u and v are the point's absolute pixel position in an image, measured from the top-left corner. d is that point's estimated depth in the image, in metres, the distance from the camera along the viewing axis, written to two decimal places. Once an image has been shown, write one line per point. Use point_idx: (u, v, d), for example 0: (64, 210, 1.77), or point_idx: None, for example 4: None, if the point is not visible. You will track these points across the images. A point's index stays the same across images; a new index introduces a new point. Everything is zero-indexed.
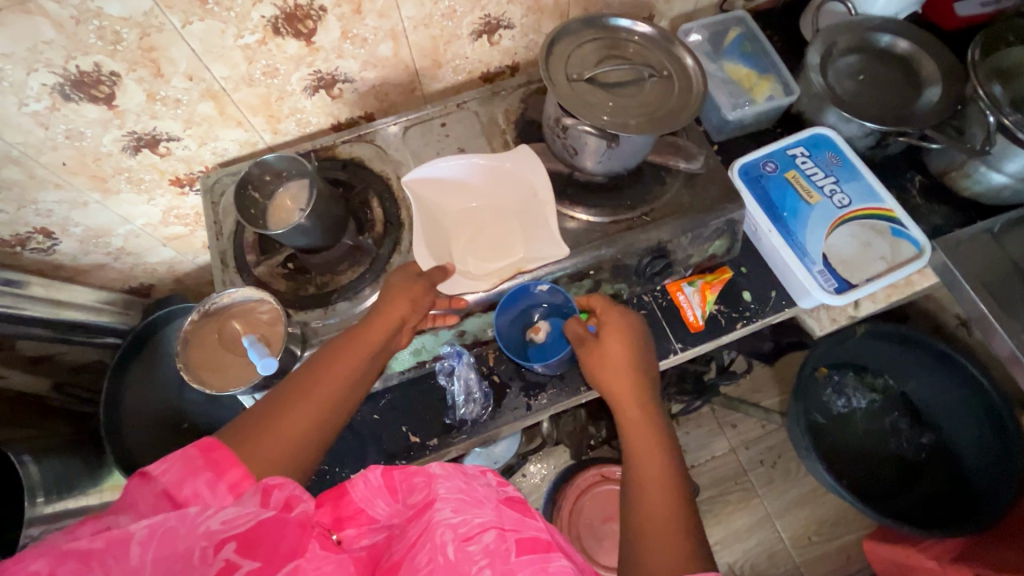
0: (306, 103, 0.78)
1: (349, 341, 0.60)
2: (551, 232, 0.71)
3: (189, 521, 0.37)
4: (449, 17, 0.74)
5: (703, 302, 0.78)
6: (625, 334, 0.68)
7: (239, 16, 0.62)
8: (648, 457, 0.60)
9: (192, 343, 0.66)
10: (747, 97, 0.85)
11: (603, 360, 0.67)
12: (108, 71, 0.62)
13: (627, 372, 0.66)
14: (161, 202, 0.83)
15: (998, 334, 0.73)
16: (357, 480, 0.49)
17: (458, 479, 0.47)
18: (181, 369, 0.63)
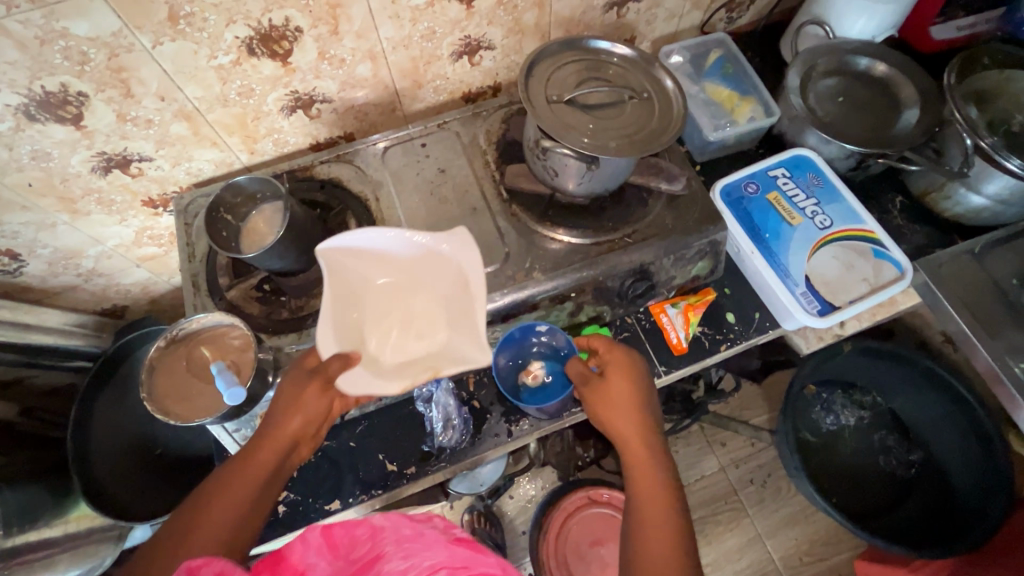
0: (283, 123, 0.76)
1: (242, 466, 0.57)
2: (477, 333, 0.62)
3: None
4: (429, 38, 0.74)
5: (688, 324, 0.77)
6: (628, 371, 0.67)
7: (212, 36, 0.61)
8: (653, 502, 0.58)
9: (158, 371, 0.63)
10: (728, 118, 0.85)
11: (606, 398, 0.65)
12: (75, 91, 0.60)
13: (632, 412, 0.64)
14: (134, 223, 0.81)
15: (979, 352, 0.73)
16: (293, 542, 0.44)
17: (403, 526, 0.46)
18: (145, 400, 0.60)
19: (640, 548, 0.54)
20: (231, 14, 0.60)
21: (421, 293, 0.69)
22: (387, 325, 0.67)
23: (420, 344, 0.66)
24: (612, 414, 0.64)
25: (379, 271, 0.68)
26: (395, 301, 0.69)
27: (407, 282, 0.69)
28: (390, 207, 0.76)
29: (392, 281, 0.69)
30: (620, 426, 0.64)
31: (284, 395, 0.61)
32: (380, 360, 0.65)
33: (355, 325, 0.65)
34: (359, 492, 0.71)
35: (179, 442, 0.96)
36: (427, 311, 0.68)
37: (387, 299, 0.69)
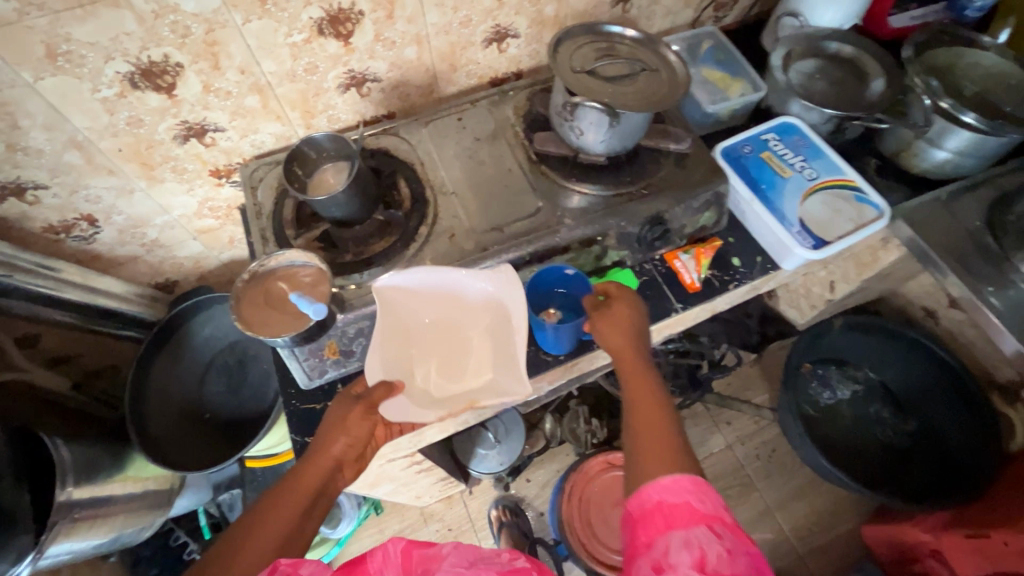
0: (338, 100, 0.87)
1: (282, 498, 0.64)
2: (518, 371, 0.76)
3: None
4: (466, 25, 0.86)
5: (698, 268, 0.88)
6: (631, 301, 0.78)
7: (291, 16, 0.72)
8: (645, 400, 0.70)
9: (242, 301, 0.71)
10: (723, 95, 0.98)
11: (611, 321, 0.76)
12: (174, 62, 0.71)
13: (630, 332, 0.75)
14: (199, 193, 0.90)
15: (951, 278, 0.86)
16: (377, 551, 0.58)
17: (465, 552, 0.56)
18: (235, 322, 0.69)
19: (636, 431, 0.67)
20: None
21: (465, 329, 0.81)
22: (434, 357, 0.79)
23: (461, 375, 0.79)
24: (615, 333, 0.75)
25: (427, 309, 0.79)
26: (443, 335, 0.81)
27: (453, 316, 0.81)
28: (434, 170, 0.86)
29: (439, 317, 0.80)
30: (620, 344, 0.74)
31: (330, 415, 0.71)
32: (428, 390, 0.77)
33: (406, 359, 0.77)
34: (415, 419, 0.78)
35: (226, 406, 1.01)
36: (471, 343, 0.81)
37: (435, 332, 0.81)
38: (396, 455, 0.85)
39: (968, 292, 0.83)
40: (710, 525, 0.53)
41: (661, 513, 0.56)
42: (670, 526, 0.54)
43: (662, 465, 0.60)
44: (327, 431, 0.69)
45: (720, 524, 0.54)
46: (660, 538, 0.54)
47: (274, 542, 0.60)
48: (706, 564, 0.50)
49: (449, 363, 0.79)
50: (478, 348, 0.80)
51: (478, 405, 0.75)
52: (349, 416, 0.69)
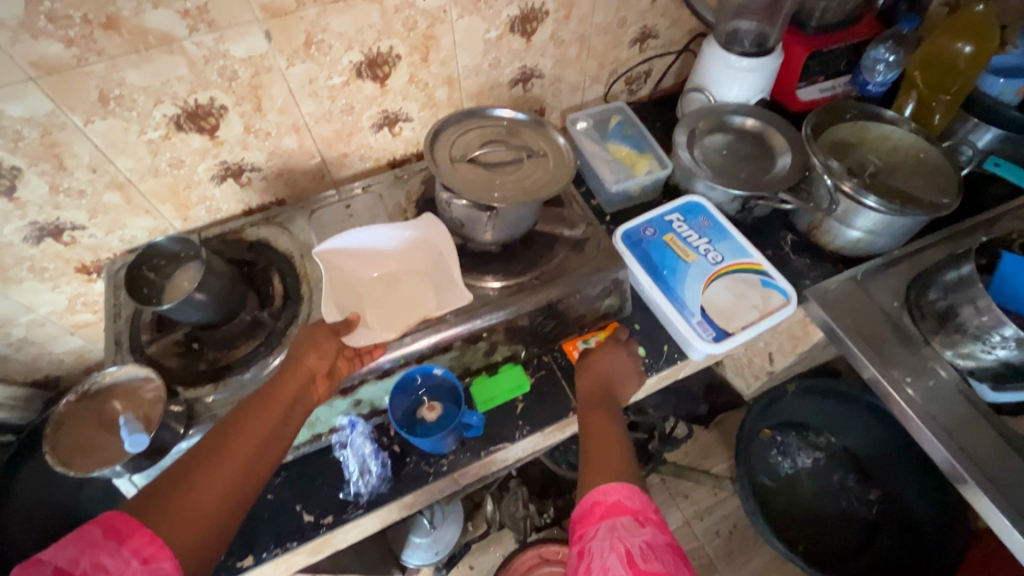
0: (214, 191, 0.83)
1: (264, 404, 0.60)
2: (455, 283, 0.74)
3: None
4: (348, 112, 0.83)
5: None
6: (615, 351, 0.78)
7: (141, 114, 0.69)
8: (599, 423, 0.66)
9: (65, 426, 0.66)
10: (629, 172, 0.94)
11: (588, 366, 0.76)
12: (9, 165, 0.66)
13: (606, 379, 0.74)
14: (67, 289, 0.84)
15: (862, 363, 0.80)
16: None
17: None
18: (46, 453, 0.63)
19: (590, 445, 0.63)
20: (159, 95, 0.68)
21: (416, 275, 0.78)
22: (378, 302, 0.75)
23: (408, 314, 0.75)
24: (590, 378, 0.74)
25: (374, 263, 0.78)
26: (394, 283, 0.77)
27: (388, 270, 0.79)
28: (314, 261, 0.81)
29: (389, 269, 0.78)
30: (590, 382, 0.73)
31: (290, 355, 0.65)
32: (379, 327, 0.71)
33: (356, 303, 0.73)
34: (274, 545, 0.69)
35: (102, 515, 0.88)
36: (413, 284, 0.77)
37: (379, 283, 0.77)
38: None
39: (874, 374, 0.77)
40: (636, 516, 0.52)
41: (594, 507, 0.53)
42: (601, 520, 0.52)
43: (607, 473, 0.56)
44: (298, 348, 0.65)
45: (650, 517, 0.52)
46: (590, 529, 0.52)
47: (251, 448, 0.56)
48: (631, 555, 0.48)
49: (401, 301, 0.75)
50: (428, 287, 0.76)
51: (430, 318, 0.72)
52: (314, 335, 0.66)
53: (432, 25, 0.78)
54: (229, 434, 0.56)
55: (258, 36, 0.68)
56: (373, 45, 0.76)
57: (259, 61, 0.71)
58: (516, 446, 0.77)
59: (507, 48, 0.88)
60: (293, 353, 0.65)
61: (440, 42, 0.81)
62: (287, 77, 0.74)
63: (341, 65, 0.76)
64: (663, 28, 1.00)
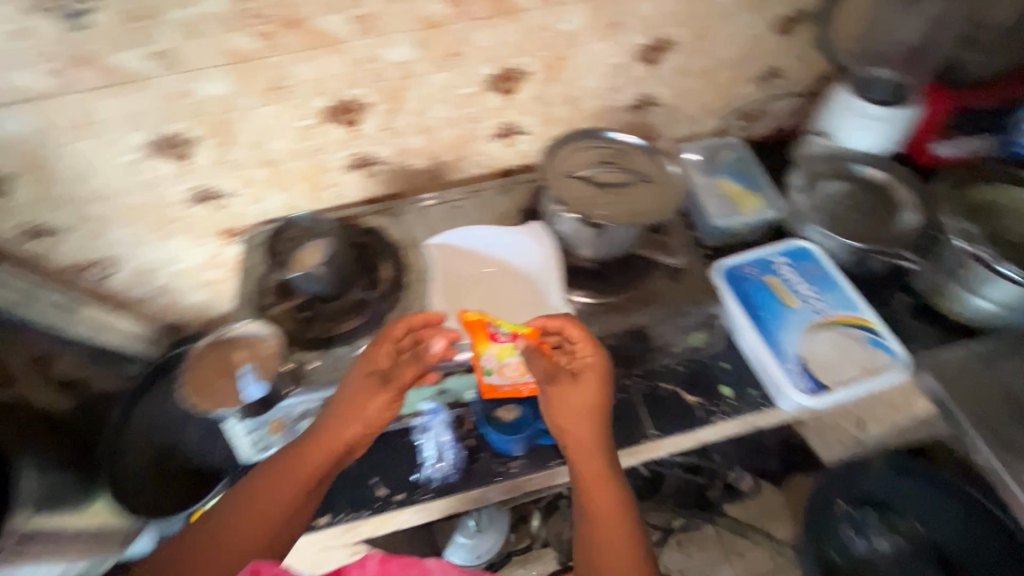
0: (343, 178, 0.91)
1: (304, 455, 0.67)
2: (555, 296, 0.78)
3: None
4: (473, 120, 0.89)
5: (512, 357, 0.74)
6: (590, 367, 0.70)
7: (300, 103, 0.78)
8: (592, 479, 0.67)
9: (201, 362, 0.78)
10: (736, 209, 0.93)
11: (565, 400, 0.69)
12: (190, 136, 0.77)
13: (586, 411, 0.69)
14: (208, 248, 0.96)
15: (980, 450, 0.71)
16: None
17: None
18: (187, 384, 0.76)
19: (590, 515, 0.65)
20: (318, 88, 0.77)
21: (516, 278, 0.81)
22: (480, 300, 0.79)
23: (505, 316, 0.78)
24: (573, 419, 0.69)
25: (479, 261, 0.82)
26: (495, 284, 0.80)
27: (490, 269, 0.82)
28: (421, 254, 0.86)
29: (492, 270, 0.82)
30: (579, 428, 0.69)
31: (344, 398, 0.69)
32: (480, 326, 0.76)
33: (460, 300, 0.79)
34: (348, 511, 0.74)
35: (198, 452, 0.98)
36: (514, 288, 0.80)
37: (482, 282, 0.81)
38: (331, 544, 0.80)
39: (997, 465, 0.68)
40: None
41: None
42: None
43: (614, 560, 0.62)
44: (347, 401, 0.69)
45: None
46: None
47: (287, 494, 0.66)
48: None
49: (500, 301, 0.80)
50: (528, 293, 0.79)
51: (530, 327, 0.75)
52: (364, 388, 0.69)
53: (565, 47, 0.83)
54: (268, 481, 0.66)
55: (409, 44, 0.75)
56: (507, 61, 0.82)
57: (406, 66, 0.78)
58: None
59: (631, 74, 0.90)
60: (345, 407, 0.69)
61: (570, 63, 0.85)
62: (427, 83, 0.81)
63: (475, 76, 0.82)
64: (792, 68, 0.98)
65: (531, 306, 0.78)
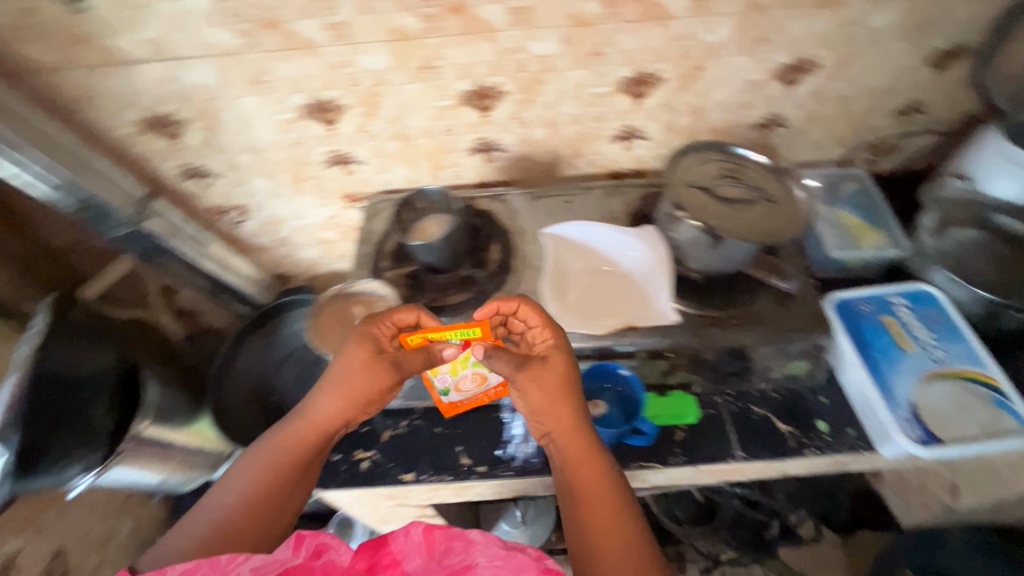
0: (464, 160, 0.95)
1: (288, 440, 0.69)
2: (662, 300, 0.78)
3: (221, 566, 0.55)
4: (597, 119, 0.91)
5: (466, 371, 0.75)
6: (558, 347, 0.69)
7: (444, 84, 0.83)
8: (579, 463, 0.64)
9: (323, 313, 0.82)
10: (855, 242, 0.90)
11: (541, 384, 0.67)
12: (342, 102, 0.84)
13: (563, 394, 0.67)
14: (330, 209, 1.03)
15: None
16: None
17: None
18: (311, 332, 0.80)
19: (578, 501, 0.62)
20: (463, 71, 0.81)
21: (623, 277, 0.82)
22: (585, 293, 0.80)
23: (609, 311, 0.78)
24: (550, 402, 0.67)
25: (588, 256, 0.84)
26: (602, 280, 0.82)
27: (598, 265, 0.83)
28: (528, 242, 0.89)
29: (600, 266, 0.83)
30: (557, 414, 0.67)
31: (330, 385, 0.71)
32: (584, 317, 0.77)
33: (565, 290, 0.80)
34: (433, 473, 0.78)
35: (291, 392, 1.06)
36: (621, 287, 0.81)
37: (588, 276, 0.82)
38: (406, 502, 0.84)
39: None
40: None
41: None
42: None
43: (608, 543, 0.58)
44: (336, 387, 0.70)
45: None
46: None
47: (275, 476, 0.66)
48: None
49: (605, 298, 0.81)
50: (634, 293, 0.80)
51: (634, 327, 0.76)
52: (342, 370, 0.71)
53: (704, 58, 0.83)
54: (255, 470, 0.66)
55: (555, 39, 0.78)
56: (644, 65, 0.83)
57: (547, 60, 0.81)
58: (665, 471, 0.77)
59: (765, 93, 0.89)
60: (334, 393, 0.70)
61: (705, 74, 0.85)
62: (563, 78, 0.84)
63: (610, 77, 0.84)
64: (936, 105, 0.93)
65: (636, 306, 0.78)
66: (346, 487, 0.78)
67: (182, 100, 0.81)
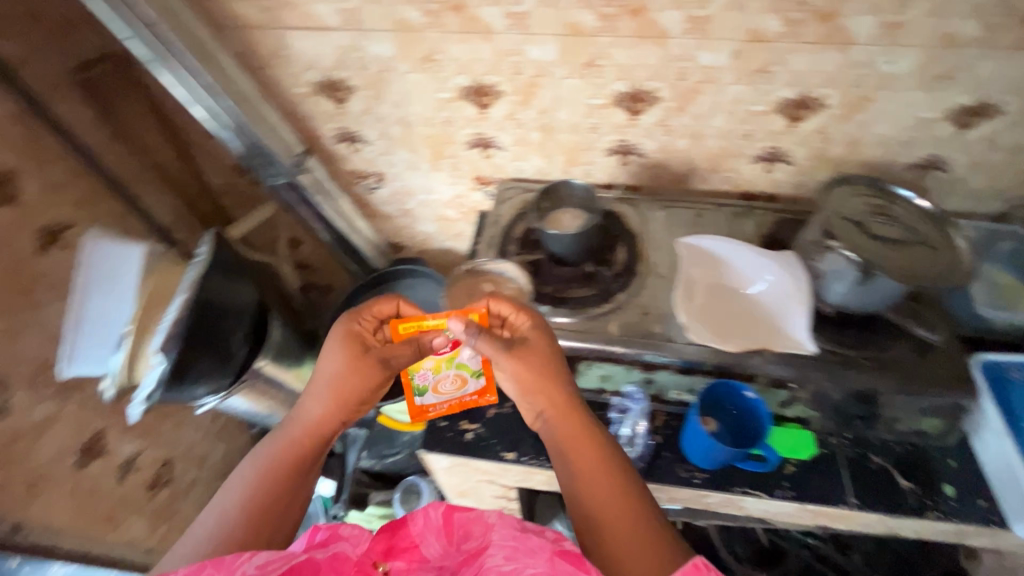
0: (600, 159, 0.97)
1: (283, 449, 0.64)
2: (800, 327, 0.74)
3: (228, 565, 0.49)
4: (745, 137, 0.89)
5: (447, 371, 0.81)
6: (532, 326, 0.72)
7: (602, 83, 0.84)
8: (581, 447, 0.63)
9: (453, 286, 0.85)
10: (1010, 305, 0.83)
11: (524, 363, 0.68)
12: (500, 88, 0.88)
13: (553, 376, 0.68)
14: (458, 189, 1.08)
15: None
16: None
17: None
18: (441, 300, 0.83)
19: (588, 488, 0.59)
20: (624, 73, 0.83)
21: (756, 299, 0.80)
22: (715, 309, 0.79)
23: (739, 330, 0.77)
24: (541, 386, 0.68)
25: (720, 272, 0.82)
26: (733, 299, 0.80)
27: (729, 283, 0.82)
28: (654, 249, 0.89)
29: (732, 285, 0.82)
30: (547, 392, 0.67)
31: (317, 383, 0.69)
32: (714, 332, 0.76)
33: (696, 302, 0.79)
34: (532, 457, 0.80)
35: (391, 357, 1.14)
36: (753, 308, 0.79)
37: (718, 292, 0.81)
38: (496, 480, 0.87)
39: None
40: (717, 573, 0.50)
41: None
42: None
43: (630, 530, 0.54)
44: (326, 385, 0.68)
45: (695, 562, 0.49)
46: None
47: (275, 480, 0.61)
48: None
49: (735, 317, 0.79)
50: (767, 317, 0.78)
51: (767, 350, 0.73)
52: (334, 363, 0.69)
53: (876, 88, 0.80)
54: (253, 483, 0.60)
55: (726, 52, 0.78)
56: (811, 89, 0.81)
57: (712, 72, 0.81)
58: (769, 502, 0.75)
59: (932, 134, 0.84)
60: (324, 391, 0.68)
61: (872, 105, 0.82)
62: (723, 91, 0.83)
63: (771, 97, 0.83)
64: None
65: (770, 329, 0.76)
66: (449, 453, 0.81)
67: (356, 68, 0.87)
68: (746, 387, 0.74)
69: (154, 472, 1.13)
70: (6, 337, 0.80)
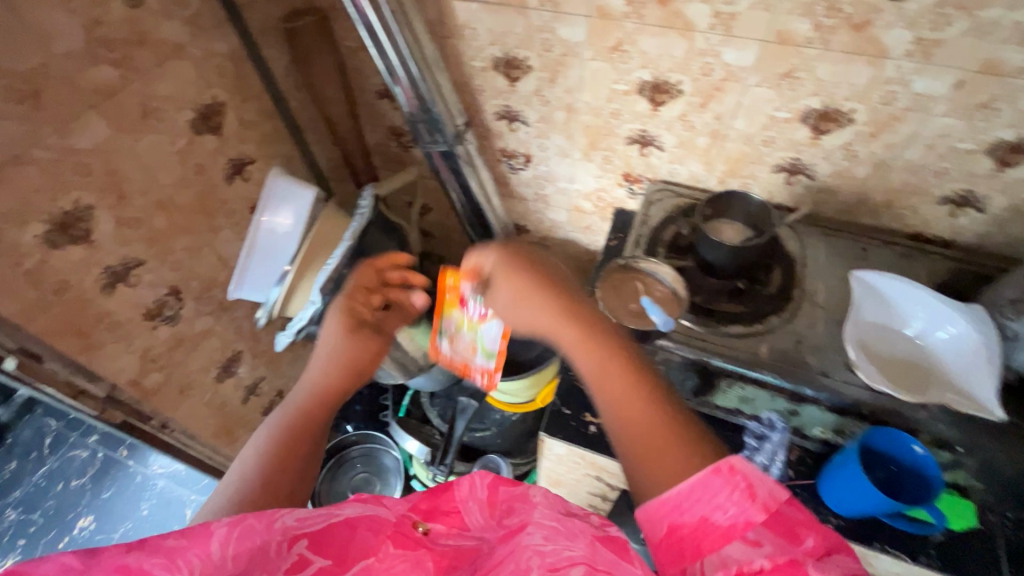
0: (764, 174, 0.93)
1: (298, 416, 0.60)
2: (987, 390, 0.67)
3: (265, 518, 0.42)
4: (938, 175, 0.83)
5: (467, 334, 0.81)
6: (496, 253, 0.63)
7: (793, 96, 0.81)
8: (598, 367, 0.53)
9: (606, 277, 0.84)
10: None
11: (506, 292, 0.61)
12: (680, 87, 0.86)
13: (551, 297, 0.58)
14: (602, 182, 1.07)
15: None
16: None
17: None
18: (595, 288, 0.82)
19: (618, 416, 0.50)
20: (821, 89, 0.78)
21: (930, 353, 0.74)
22: (883, 355, 0.74)
23: (909, 383, 0.72)
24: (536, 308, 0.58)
25: (892, 316, 0.77)
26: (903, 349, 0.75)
27: (900, 331, 0.77)
28: (812, 275, 0.85)
29: (904, 333, 0.76)
30: (546, 310, 0.57)
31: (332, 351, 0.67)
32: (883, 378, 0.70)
33: (864, 343, 0.74)
34: None
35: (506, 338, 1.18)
36: (925, 363, 0.74)
37: (887, 339, 0.76)
38: (606, 477, 0.86)
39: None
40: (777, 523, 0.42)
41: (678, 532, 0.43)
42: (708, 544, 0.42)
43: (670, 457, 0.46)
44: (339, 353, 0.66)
45: (725, 464, 0.44)
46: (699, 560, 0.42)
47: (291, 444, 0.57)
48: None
49: (906, 370, 0.73)
50: (942, 373, 0.72)
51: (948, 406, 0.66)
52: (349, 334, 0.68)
53: None
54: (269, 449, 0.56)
55: (948, 81, 0.72)
56: None
57: (923, 100, 0.75)
58: (907, 567, 0.70)
59: None
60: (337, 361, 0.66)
61: None
62: (929, 122, 0.77)
63: (985, 136, 0.76)
64: None
65: (947, 388, 0.69)
66: (570, 441, 0.81)
67: (539, 49, 0.88)
68: (914, 440, 0.67)
69: (270, 400, 1.22)
70: (191, 252, 0.90)
